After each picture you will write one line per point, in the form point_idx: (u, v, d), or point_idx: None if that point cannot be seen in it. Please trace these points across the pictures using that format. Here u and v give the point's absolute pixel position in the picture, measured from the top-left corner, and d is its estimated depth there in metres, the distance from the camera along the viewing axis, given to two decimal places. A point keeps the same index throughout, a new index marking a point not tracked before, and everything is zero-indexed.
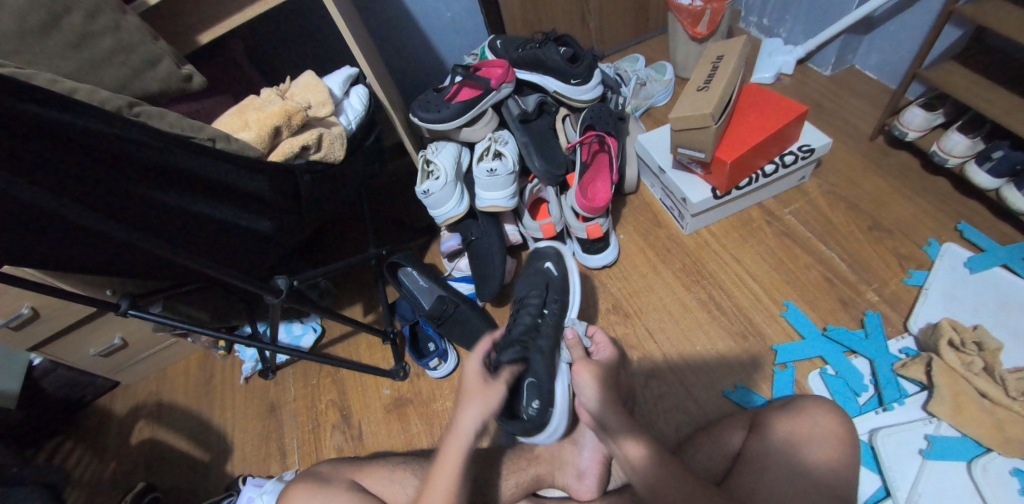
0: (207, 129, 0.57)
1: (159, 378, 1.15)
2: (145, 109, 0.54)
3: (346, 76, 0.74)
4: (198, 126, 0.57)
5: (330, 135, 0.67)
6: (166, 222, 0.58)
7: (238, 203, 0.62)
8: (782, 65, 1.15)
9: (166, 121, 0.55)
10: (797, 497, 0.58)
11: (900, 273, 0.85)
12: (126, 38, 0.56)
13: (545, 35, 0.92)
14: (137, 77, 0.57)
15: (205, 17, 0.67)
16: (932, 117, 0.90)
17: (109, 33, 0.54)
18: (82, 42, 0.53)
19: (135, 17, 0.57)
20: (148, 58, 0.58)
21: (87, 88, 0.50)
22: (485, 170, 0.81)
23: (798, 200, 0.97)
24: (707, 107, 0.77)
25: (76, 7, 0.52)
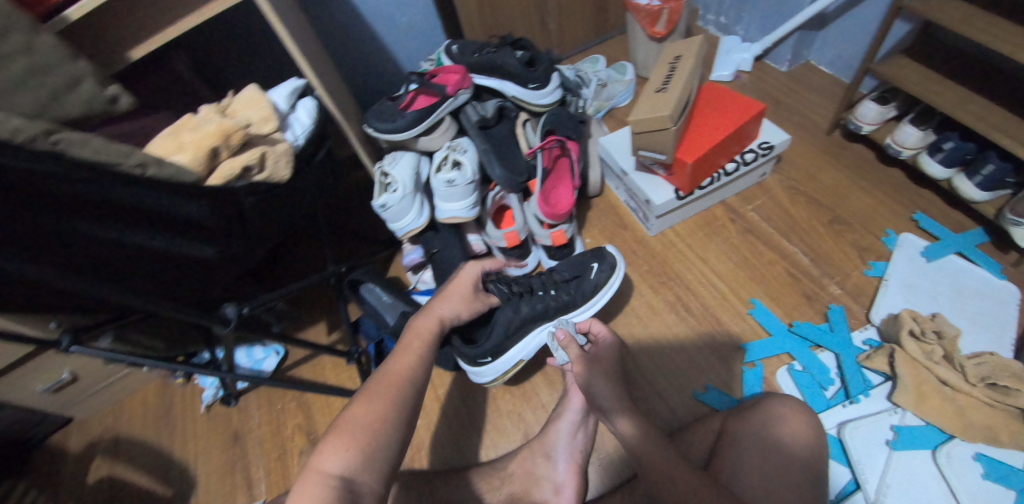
0: (136, 153, 0.52)
1: (114, 412, 1.09)
2: (65, 136, 0.48)
3: (290, 88, 0.70)
4: (126, 150, 0.52)
5: (273, 154, 0.62)
6: (95, 255, 0.54)
7: (176, 232, 0.58)
8: (740, 62, 1.16)
9: (90, 146, 0.50)
10: (774, 474, 0.59)
11: (860, 265, 0.86)
12: (42, 60, 0.50)
13: (501, 39, 0.91)
14: (57, 101, 0.52)
15: (134, 31, 0.62)
16: (885, 110, 0.91)
17: (20, 55, 0.49)
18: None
19: (50, 36, 0.51)
20: (67, 80, 0.52)
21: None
22: (442, 181, 0.78)
23: (759, 196, 0.97)
24: (665, 109, 0.77)
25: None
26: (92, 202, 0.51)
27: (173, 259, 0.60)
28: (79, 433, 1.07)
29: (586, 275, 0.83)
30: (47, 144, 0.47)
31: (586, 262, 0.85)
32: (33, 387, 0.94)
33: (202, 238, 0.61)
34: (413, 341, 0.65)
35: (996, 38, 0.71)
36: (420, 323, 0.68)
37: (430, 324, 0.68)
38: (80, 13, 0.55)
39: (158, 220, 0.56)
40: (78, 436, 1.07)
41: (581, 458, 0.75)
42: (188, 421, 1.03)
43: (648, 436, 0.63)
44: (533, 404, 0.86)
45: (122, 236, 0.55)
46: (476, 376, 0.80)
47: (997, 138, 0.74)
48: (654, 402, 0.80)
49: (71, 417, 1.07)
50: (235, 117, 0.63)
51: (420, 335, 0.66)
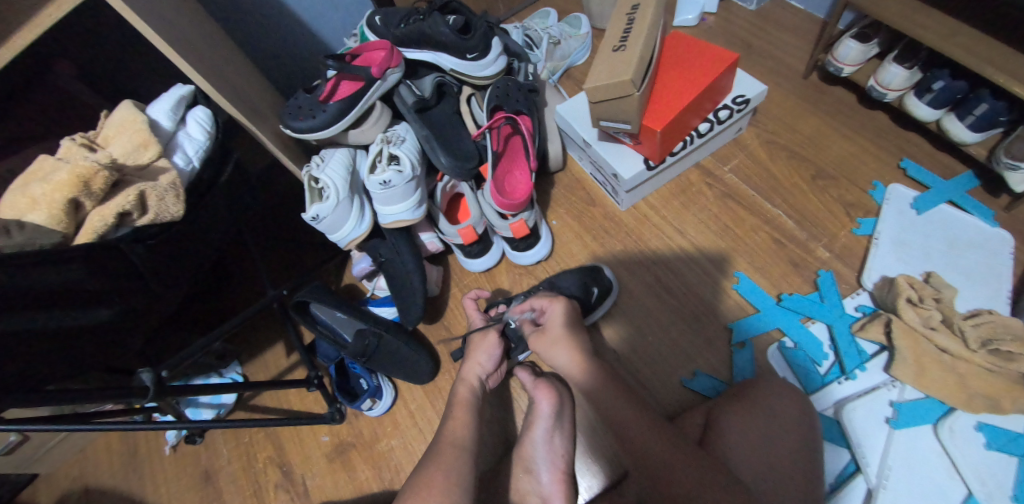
0: None
1: (75, 462, 0.99)
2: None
3: (174, 99, 0.60)
4: None
5: (157, 189, 0.52)
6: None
7: (58, 305, 0.48)
8: (705, 3, 1.04)
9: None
10: (766, 440, 0.62)
11: (848, 223, 0.80)
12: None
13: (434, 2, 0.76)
14: None
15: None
16: (867, 49, 0.82)
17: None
18: None
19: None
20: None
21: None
22: (377, 183, 0.67)
23: (736, 155, 0.88)
24: (625, 72, 0.63)
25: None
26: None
27: (66, 334, 0.50)
28: (37, 491, 0.98)
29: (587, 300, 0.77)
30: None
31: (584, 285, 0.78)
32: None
33: (99, 301, 0.52)
34: (457, 409, 0.68)
35: None
36: (460, 390, 0.71)
37: (468, 390, 0.70)
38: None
39: (38, 298, 0.46)
40: (37, 494, 0.97)
41: (565, 464, 0.68)
42: (152, 464, 0.95)
43: (586, 368, 0.67)
44: (513, 410, 0.80)
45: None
46: None
47: (991, 75, 0.66)
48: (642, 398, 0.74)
49: (33, 473, 0.97)
50: (107, 146, 0.55)
51: (463, 406, 0.68)
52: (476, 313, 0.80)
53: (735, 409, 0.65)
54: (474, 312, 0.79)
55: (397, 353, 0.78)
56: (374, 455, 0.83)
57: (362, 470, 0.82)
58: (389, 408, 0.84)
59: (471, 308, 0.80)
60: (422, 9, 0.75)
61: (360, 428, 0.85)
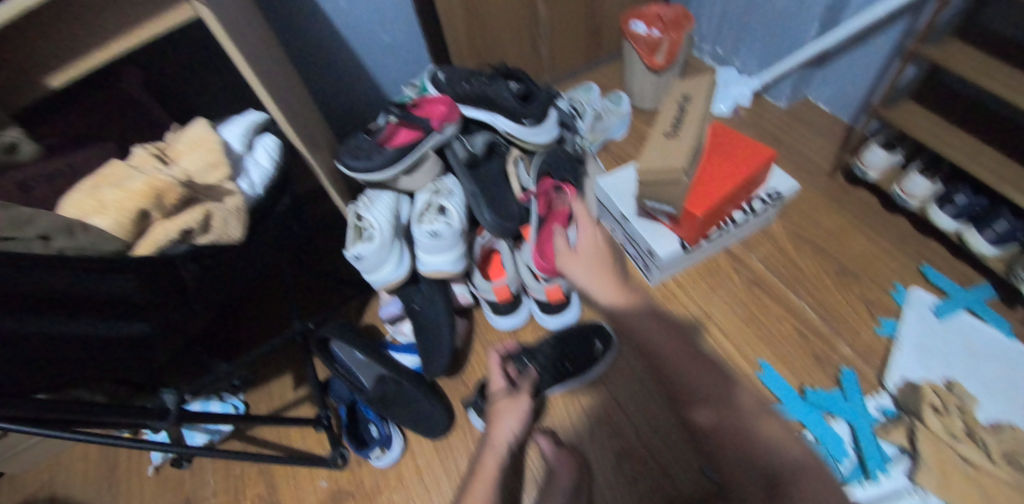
0: (37, 223, 0.44)
1: (45, 467, 0.93)
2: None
3: (246, 124, 0.62)
4: (26, 217, 0.43)
5: (222, 211, 0.53)
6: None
7: (84, 311, 0.47)
8: (738, 97, 1.12)
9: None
10: None
11: (870, 321, 0.82)
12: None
13: (503, 69, 0.82)
14: None
15: (47, 54, 0.54)
16: (892, 158, 0.88)
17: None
18: None
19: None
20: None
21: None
22: (425, 233, 0.68)
23: (763, 243, 0.92)
24: (677, 160, 0.68)
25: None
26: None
27: (80, 342, 0.48)
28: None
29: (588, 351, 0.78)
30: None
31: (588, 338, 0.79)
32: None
33: (128, 314, 0.51)
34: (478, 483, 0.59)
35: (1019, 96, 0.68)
36: (485, 459, 0.62)
37: (495, 460, 0.62)
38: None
39: (87, 303, 0.47)
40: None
41: None
42: (128, 485, 0.89)
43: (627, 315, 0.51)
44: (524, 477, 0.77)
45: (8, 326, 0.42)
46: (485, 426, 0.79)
47: (1012, 195, 0.72)
48: (661, 479, 0.71)
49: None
50: (178, 161, 0.56)
51: None
52: (499, 372, 0.71)
53: None
54: (498, 371, 0.70)
55: (413, 403, 0.77)
56: None
57: None
58: (397, 460, 0.80)
59: (496, 365, 0.72)
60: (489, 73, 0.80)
61: (361, 477, 0.81)
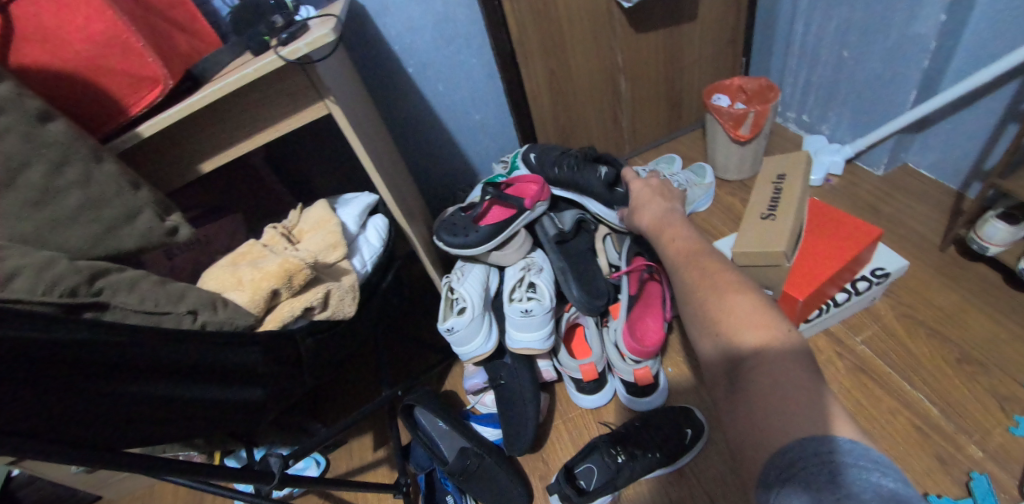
0: (187, 299, 0.48)
1: (140, 496, 1.05)
2: (109, 283, 0.43)
3: (362, 206, 0.68)
4: (178, 295, 0.47)
5: (339, 290, 0.58)
6: (117, 422, 0.42)
7: (213, 379, 0.48)
8: (831, 166, 1.08)
9: (137, 293, 0.44)
10: None
11: (1003, 419, 0.73)
12: (98, 193, 0.44)
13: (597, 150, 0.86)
14: (109, 237, 0.45)
15: (200, 145, 0.61)
16: (1017, 231, 0.81)
17: (76, 188, 0.43)
18: (44, 200, 0.42)
19: (113, 163, 0.45)
20: (124, 212, 0.46)
21: (38, 263, 0.38)
22: (518, 310, 0.70)
23: (869, 325, 0.85)
24: (777, 243, 0.66)
25: (40, 158, 0.41)
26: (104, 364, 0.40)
27: (212, 410, 0.49)
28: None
29: (676, 439, 0.74)
30: (90, 295, 0.41)
31: (677, 425, 0.75)
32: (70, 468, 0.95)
33: (249, 382, 0.52)
34: None
35: None
36: None
37: None
38: (152, 129, 0.51)
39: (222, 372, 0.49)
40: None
41: None
42: None
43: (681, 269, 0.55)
44: None
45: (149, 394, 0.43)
46: None
47: None
48: None
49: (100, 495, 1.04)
50: (303, 240, 0.61)
51: None
52: None
53: None
54: None
55: (493, 478, 0.76)
56: None
57: None
58: None
59: None
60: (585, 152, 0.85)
61: None
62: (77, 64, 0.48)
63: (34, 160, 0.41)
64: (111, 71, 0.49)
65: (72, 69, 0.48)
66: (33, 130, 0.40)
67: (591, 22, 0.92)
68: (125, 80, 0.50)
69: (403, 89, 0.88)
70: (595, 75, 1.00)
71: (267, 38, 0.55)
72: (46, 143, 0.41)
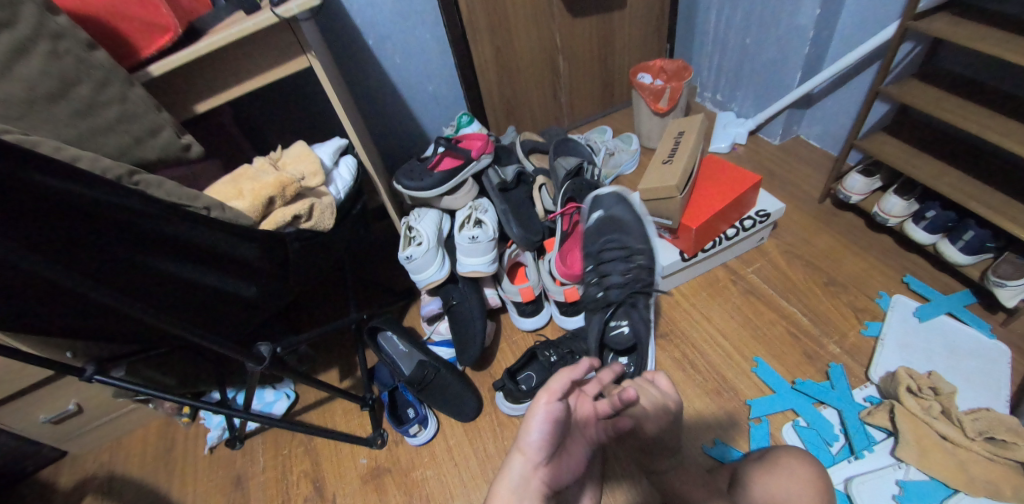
0: (202, 198, 0.61)
1: (106, 449, 1.04)
2: (144, 177, 0.57)
3: (336, 146, 0.81)
4: (194, 194, 0.60)
5: (321, 205, 0.73)
6: (126, 278, 0.56)
7: (210, 263, 0.63)
8: (736, 136, 1.28)
9: (164, 189, 0.58)
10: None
11: (857, 324, 0.91)
12: (131, 109, 0.60)
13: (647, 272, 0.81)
14: (139, 145, 0.62)
15: (199, 88, 0.75)
16: (871, 183, 1.01)
17: (115, 104, 0.59)
18: (88, 111, 0.56)
19: (141, 89, 0.62)
20: (150, 128, 0.63)
21: (90, 156, 0.53)
22: (466, 237, 0.84)
23: (758, 259, 1.04)
24: (671, 180, 0.83)
25: (88, 78, 0.56)
26: (128, 229, 0.54)
27: (202, 289, 0.63)
28: (61, 470, 1.02)
29: None
30: (130, 183, 0.56)
31: None
32: (37, 415, 0.92)
33: (234, 270, 0.65)
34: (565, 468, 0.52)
35: (969, 122, 0.84)
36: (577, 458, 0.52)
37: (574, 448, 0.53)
38: (162, 70, 0.66)
39: (220, 258, 0.63)
40: (59, 473, 1.01)
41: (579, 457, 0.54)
42: (184, 463, 0.99)
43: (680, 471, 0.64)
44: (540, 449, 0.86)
45: (153, 262, 0.57)
46: (511, 411, 0.87)
47: (975, 207, 0.84)
48: None
49: (65, 450, 1.02)
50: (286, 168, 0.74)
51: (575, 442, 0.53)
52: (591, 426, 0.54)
53: (755, 469, 0.68)
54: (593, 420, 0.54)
55: (446, 388, 0.87)
56: (407, 482, 0.86)
57: (393, 494, 0.86)
58: (430, 440, 0.90)
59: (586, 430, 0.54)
60: (633, 270, 0.80)
61: (399, 455, 0.90)
62: (102, 8, 0.61)
63: (85, 78, 0.56)
64: (129, 17, 0.63)
65: (96, 13, 0.61)
66: (84, 55, 0.55)
67: (532, 9, 1.08)
68: (141, 26, 0.64)
69: (368, 59, 1.02)
70: (536, 54, 1.16)
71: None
72: (93, 66, 0.56)
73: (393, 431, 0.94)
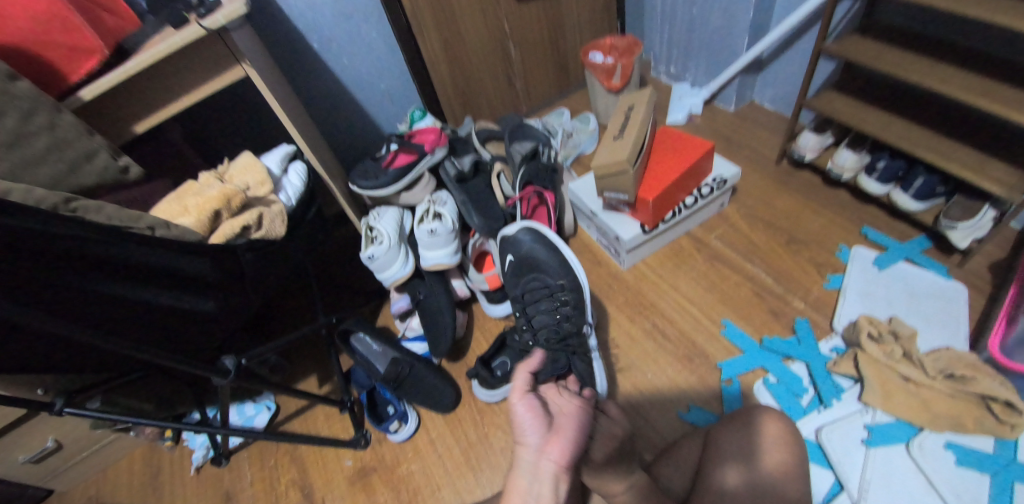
0: (146, 218, 0.60)
1: (93, 483, 1.03)
2: (82, 203, 0.57)
3: (283, 153, 0.80)
4: (136, 215, 0.60)
5: (269, 213, 0.72)
6: (75, 308, 0.55)
7: (163, 283, 0.62)
8: (692, 106, 1.29)
9: (104, 213, 0.58)
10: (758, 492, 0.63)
11: (819, 279, 0.93)
12: (62, 137, 0.59)
13: (575, 310, 0.79)
14: (74, 171, 0.61)
15: (135, 108, 0.73)
16: (822, 139, 1.03)
17: (43, 132, 0.57)
18: (16, 142, 0.55)
19: (71, 115, 0.60)
20: (84, 153, 0.61)
21: (22, 188, 0.52)
22: (425, 231, 0.84)
23: (721, 225, 1.05)
24: (622, 153, 0.83)
25: (12, 108, 0.54)
26: (76, 258, 0.53)
27: (160, 309, 0.63)
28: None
29: None
30: (67, 210, 0.55)
31: None
32: (15, 458, 0.89)
33: (188, 288, 0.65)
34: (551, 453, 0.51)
35: (909, 71, 0.85)
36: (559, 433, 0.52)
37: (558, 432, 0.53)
38: (92, 95, 0.64)
39: (172, 277, 0.63)
40: None
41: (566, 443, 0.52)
42: (173, 486, 0.98)
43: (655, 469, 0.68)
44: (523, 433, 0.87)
45: (103, 288, 0.57)
46: (488, 398, 0.88)
47: (922, 154, 0.86)
48: (644, 427, 0.82)
49: (50, 489, 1.00)
50: (231, 180, 0.73)
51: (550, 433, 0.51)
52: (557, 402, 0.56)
53: (728, 430, 0.68)
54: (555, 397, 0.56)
55: (423, 381, 0.88)
56: (394, 479, 0.87)
57: (381, 492, 0.86)
58: (412, 435, 0.91)
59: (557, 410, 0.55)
60: (558, 311, 0.79)
61: (383, 453, 0.91)
62: (21, 36, 0.59)
63: (9, 110, 0.54)
64: (53, 44, 0.61)
65: (15, 41, 0.58)
66: (5, 85, 0.53)
67: None
68: (66, 52, 0.62)
69: (313, 63, 1.00)
70: (485, 43, 1.16)
71: (186, 14, 0.68)
72: (16, 96, 0.54)
73: (376, 430, 0.94)
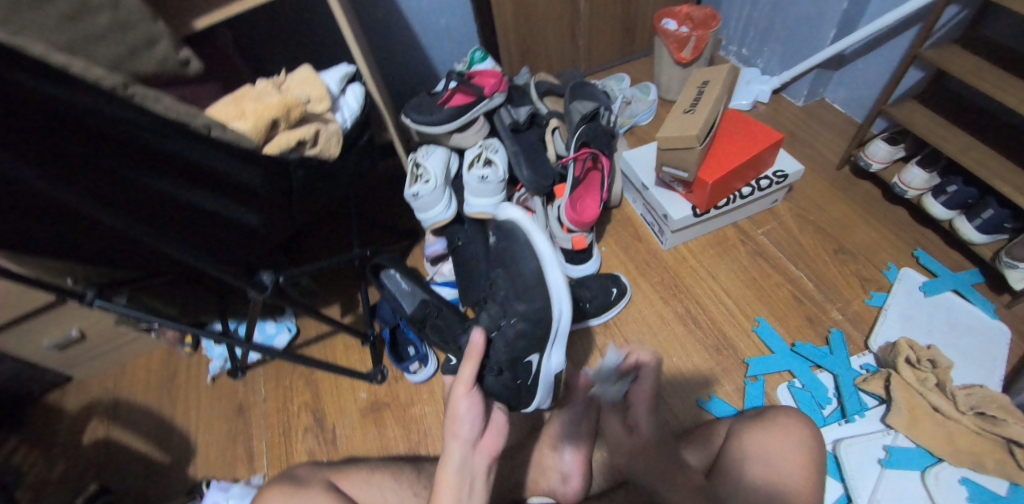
0: (203, 116, 0.54)
1: (111, 375, 1.05)
2: (141, 91, 0.49)
3: (343, 73, 0.76)
4: (195, 111, 0.53)
5: (327, 131, 0.69)
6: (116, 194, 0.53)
7: (209, 185, 0.60)
8: (758, 94, 1.23)
9: (161, 104, 0.51)
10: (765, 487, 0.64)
11: (862, 293, 0.91)
12: (124, 17, 0.55)
13: (518, 338, 0.64)
14: (133, 56, 0.57)
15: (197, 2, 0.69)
16: (894, 150, 0.98)
17: (106, 8, 0.53)
18: (78, 15, 0.51)
19: None
20: (145, 38, 0.58)
21: (83, 62, 0.44)
22: (475, 178, 0.82)
23: (770, 222, 1.02)
24: (692, 129, 0.79)
25: None
26: (125, 142, 0.51)
27: (200, 211, 0.61)
28: (67, 394, 1.02)
29: (607, 297, 0.89)
30: (125, 97, 0.48)
31: (607, 287, 0.90)
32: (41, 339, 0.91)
33: (233, 196, 0.63)
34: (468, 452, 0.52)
35: (1007, 93, 0.80)
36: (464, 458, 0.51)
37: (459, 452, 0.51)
38: None
39: (218, 180, 0.60)
40: (66, 397, 1.02)
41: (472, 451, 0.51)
42: (189, 390, 1.00)
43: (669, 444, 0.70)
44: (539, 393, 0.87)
45: (146, 180, 0.54)
46: None
47: (999, 185, 0.82)
48: (660, 408, 0.82)
49: (69, 375, 1.03)
50: (289, 91, 0.70)
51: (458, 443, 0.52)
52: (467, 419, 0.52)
53: (751, 428, 0.67)
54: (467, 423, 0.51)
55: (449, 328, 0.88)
56: (406, 417, 0.89)
57: (391, 427, 0.88)
58: (429, 378, 0.92)
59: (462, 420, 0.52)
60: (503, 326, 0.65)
61: (398, 391, 0.92)
62: None
63: None
64: None
65: None
66: None
67: None
68: None
69: None
70: None
71: None
72: None
73: (392, 368, 0.95)
